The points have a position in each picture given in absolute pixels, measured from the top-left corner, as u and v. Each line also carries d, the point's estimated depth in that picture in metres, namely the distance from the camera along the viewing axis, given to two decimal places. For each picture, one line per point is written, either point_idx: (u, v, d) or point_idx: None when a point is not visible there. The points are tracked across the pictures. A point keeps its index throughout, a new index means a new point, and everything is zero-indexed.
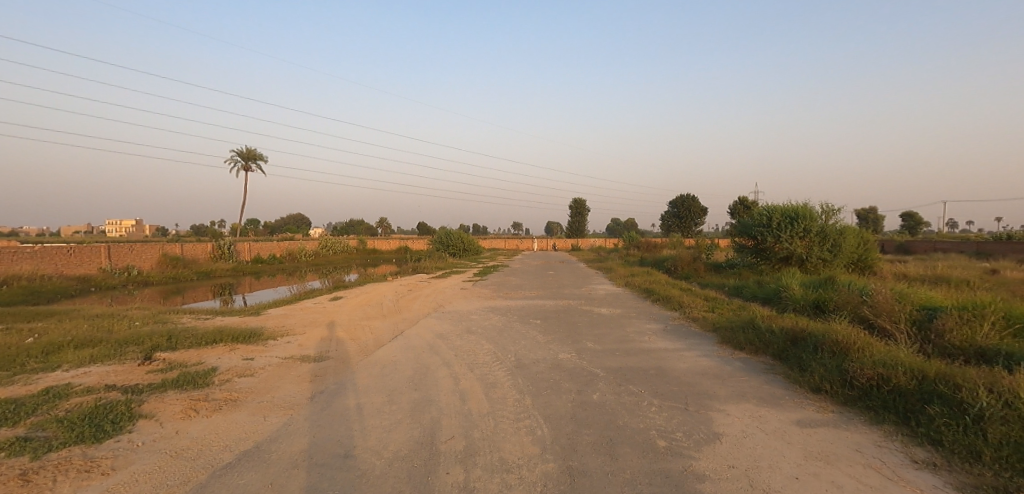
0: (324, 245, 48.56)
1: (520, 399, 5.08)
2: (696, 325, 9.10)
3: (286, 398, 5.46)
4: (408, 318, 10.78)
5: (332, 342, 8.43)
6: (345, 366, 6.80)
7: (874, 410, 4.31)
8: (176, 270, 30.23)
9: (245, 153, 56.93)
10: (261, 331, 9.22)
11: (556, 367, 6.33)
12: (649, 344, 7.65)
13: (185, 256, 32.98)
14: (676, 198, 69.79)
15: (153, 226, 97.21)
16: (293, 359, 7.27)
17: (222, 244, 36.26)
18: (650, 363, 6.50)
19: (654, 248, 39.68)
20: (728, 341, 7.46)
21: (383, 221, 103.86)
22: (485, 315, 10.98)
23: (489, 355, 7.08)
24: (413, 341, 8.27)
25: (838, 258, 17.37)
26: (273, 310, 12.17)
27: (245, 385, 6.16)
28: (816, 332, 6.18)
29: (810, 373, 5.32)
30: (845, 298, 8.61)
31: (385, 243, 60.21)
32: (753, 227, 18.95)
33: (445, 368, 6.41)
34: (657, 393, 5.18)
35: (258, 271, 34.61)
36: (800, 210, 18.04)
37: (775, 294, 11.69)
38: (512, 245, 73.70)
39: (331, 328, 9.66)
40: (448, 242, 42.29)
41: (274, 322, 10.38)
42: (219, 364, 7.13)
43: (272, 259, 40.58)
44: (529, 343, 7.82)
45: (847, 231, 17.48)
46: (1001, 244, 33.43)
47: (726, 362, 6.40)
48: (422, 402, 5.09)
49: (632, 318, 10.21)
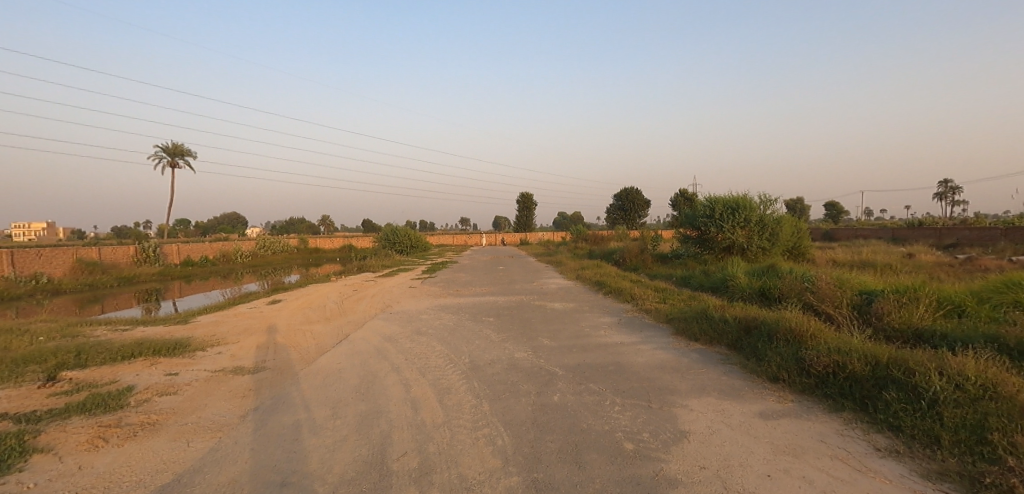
0: (264, 245, 45.70)
1: (477, 405, 4.71)
2: (651, 317, 9.14)
3: (214, 416, 4.73)
4: (355, 321, 10.09)
5: (268, 350, 7.65)
6: (283, 377, 6.13)
7: (834, 399, 4.38)
8: (93, 276, 27.17)
9: (173, 147, 52.14)
10: (186, 341, 8.22)
11: (513, 367, 6.02)
12: (605, 339, 7.53)
13: (103, 260, 29.72)
14: (621, 191, 72.22)
15: (67, 229, 87.64)
16: (224, 371, 6.47)
17: (147, 247, 33.08)
18: (608, 358, 6.34)
19: (603, 241, 40.48)
20: (683, 332, 7.49)
21: (330, 219, 99.61)
22: (438, 314, 10.49)
23: (442, 357, 6.64)
24: (360, 346, 7.68)
25: (776, 247, 18.35)
26: (203, 318, 11.00)
27: (168, 406, 5.03)
28: (769, 320, 6.29)
29: (766, 361, 5.37)
30: (788, 285, 8.94)
31: (330, 242, 57.56)
32: (698, 218, 19.62)
33: (395, 375, 5.92)
34: (619, 390, 4.99)
35: (190, 275, 31.84)
36: (741, 201, 18.83)
37: (723, 282, 12.07)
38: (465, 241, 73.15)
39: (268, 335, 8.81)
40: (396, 239, 41.15)
41: (202, 330, 9.34)
42: (138, 380, 5.98)
43: (206, 262, 37.53)
44: (484, 343, 7.47)
45: (783, 220, 18.48)
46: (910, 230, 36.92)
47: (682, 355, 6.37)
48: (369, 414, 4.61)
49: (586, 312, 10.12)
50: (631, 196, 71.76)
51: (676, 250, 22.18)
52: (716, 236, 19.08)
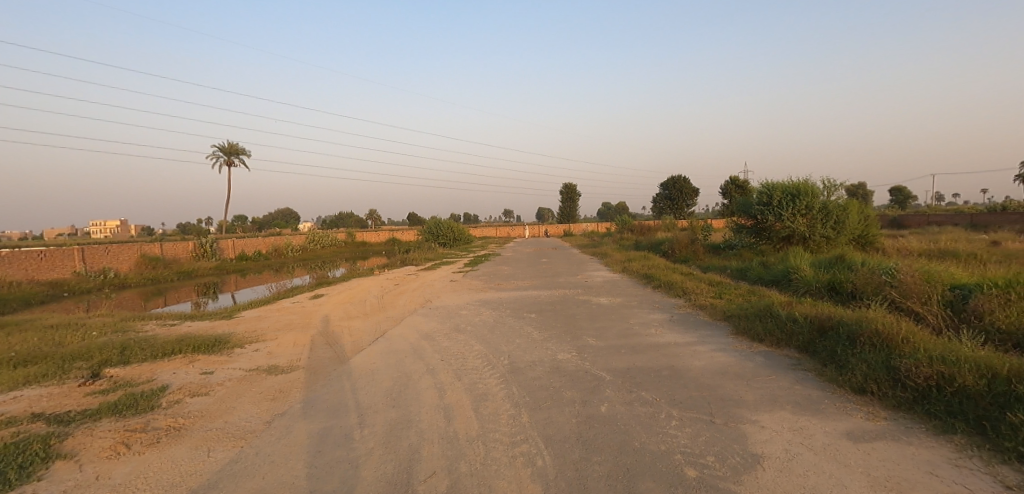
0: (312, 239, 47.44)
1: (515, 416, 4.28)
2: (705, 314, 8.39)
3: (240, 421, 4.63)
4: (393, 316, 9.93)
5: (305, 348, 7.58)
6: (316, 377, 5.97)
7: (937, 417, 3.57)
8: (156, 271, 29.01)
9: (227, 147, 55.12)
10: (228, 338, 8.33)
11: (555, 371, 5.55)
12: (656, 339, 6.89)
13: (166, 256, 31.75)
14: (667, 180, 69.38)
15: (138, 228, 95.39)
16: (258, 370, 6.42)
17: (205, 242, 35.05)
18: (662, 362, 5.74)
19: (649, 231, 39.03)
20: (744, 331, 6.76)
21: (372, 214, 102.46)
22: (477, 310, 10.14)
23: (479, 359, 6.27)
24: (395, 344, 7.46)
25: (841, 235, 16.75)
26: (248, 313, 11.23)
27: (195, 409, 5.04)
28: (849, 321, 5.47)
29: (850, 369, 4.59)
30: (866, 279, 7.93)
31: (373, 235, 59.09)
32: (753, 206, 18.32)
33: (429, 377, 5.60)
34: (675, 402, 4.41)
35: (244, 269, 33.44)
36: (801, 186, 17.37)
37: (784, 275, 11.03)
38: (503, 233, 73.06)
39: (307, 331, 8.79)
40: (437, 232, 41.43)
41: (246, 326, 9.48)
42: (174, 380, 6.05)
43: (258, 256, 39.35)
44: (524, 342, 7.04)
45: (850, 206, 16.87)
46: (996, 215, 33.15)
47: (746, 359, 5.66)
48: (399, 422, 4.29)
49: (633, 308, 9.48)
50: (679, 184, 68.40)
51: (727, 241, 20.87)
52: (773, 225, 17.73)
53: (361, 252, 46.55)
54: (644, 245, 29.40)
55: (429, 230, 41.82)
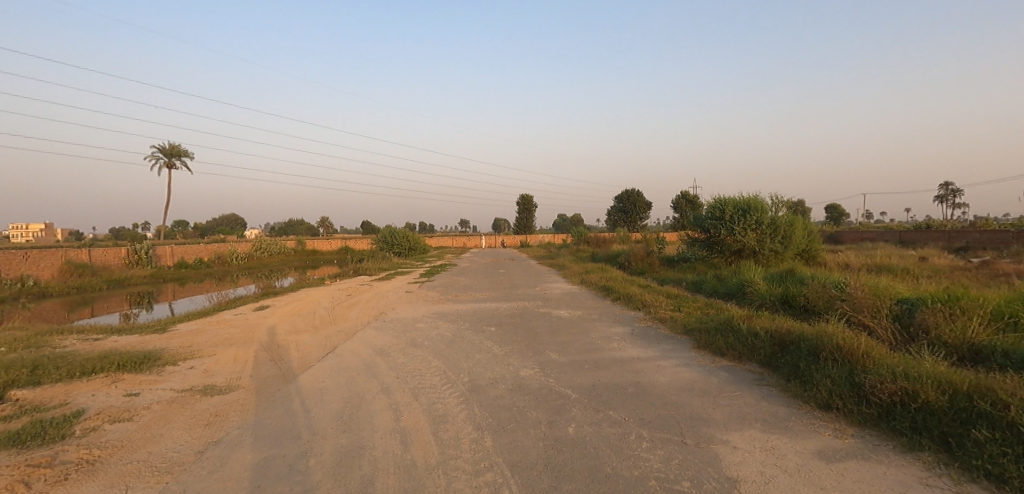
0: (261, 246, 44.95)
1: (479, 440, 3.97)
2: (666, 327, 8.42)
3: (168, 452, 3.99)
4: (345, 330, 9.34)
5: (246, 365, 6.90)
6: (257, 399, 5.38)
7: (903, 433, 3.62)
8: (81, 279, 26.33)
9: (170, 147, 51.59)
10: (157, 354, 7.47)
11: (519, 389, 5.29)
12: (619, 353, 6.79)
13: (93, 263, 28.92)
14: (622, 192, 71.23)
15: (65, 231, 87.25)
16: (191, 391, 5.73)
17: (140, 248, 32.31)
18: (626, 378, 5.61)
19: (607, 243, 39.76)
20: (707, 345, 6.78)
21: (328, 222, 98.88)
22: (435, 323, 9.73)
23: (438, 376, 5.91)
24: (347, 360, 6.94)
25: (788, 250, 17.64)
26: (183, 326, 10.23)
27: (115, 438, 4.31)
28: (809, 336, 5.58)
29: (815, 385, 4.64)
30: (818, 293, 8.24)
31: (327, 243, 56.79)
32: (707, 220, 18.96)
33: (384, 397, 5.19)
34: (644, 421, 4.26)
35: (183, 277, 31.01)
36: (752, 202, 18.18)
37: (739, 288, 11.37)
38: (464, 242, 72.44)
39: (249, 346, 8.06)
40: (394, 242, 40.38)
41: (180, 341, 8.58)
42: (90, 403, 5.27)
43: (200, 263, 36.68)
44: (485, 358, 6.74)
45: (796, 222, 17.81)
46: (917, 233, 36.24)
47: (709, 374, 5.63)
48: (352, 450, 3.88)
49: (595, 321, 9.40)
50: (634, 197, 70.41)
51: (682, 253, 21.51)
52: (726, 239, 18.41)
53: (314, 261, 44.54)
54: (602, 257, 29.85)
55: (386, 238, 40.66)
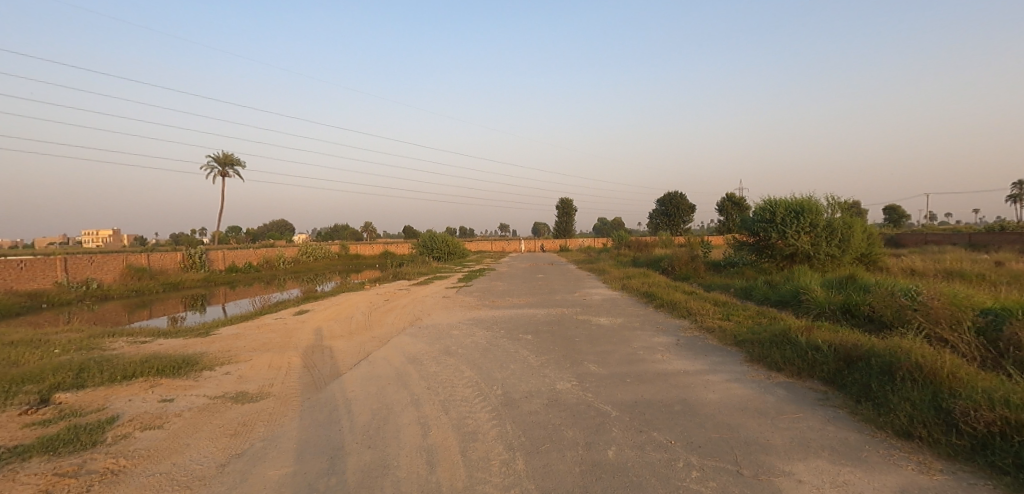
0: (304, 251, 46.67)
1: (507, 462, 3.66)
2: (713, 338, 7.83)
3: (191, 464, 3.93)
4: (379, 336, 9.28)
5: (279, 372, 6.91)
6: (286, 407, 5.32)
7: (1007, 471, 2.94)
8: (142, 282, 28.14)
9: (223, 158, 54.76)
10: (197, 358, 7.64)
11: (554, 404, 4.96)
12: (664, 366, 6.31)
13: (152, 267, 30.86)
14: (664, 195, 69.43)
15: (131, 238, 94.31)
16: (223, 398, 5.75)
17: (194, 253, 34.23)
18: (672, 394, 5.16)
19: (646, 248, 38.54)
20: (760, 358, 6.20)
21: (366, 227, 101.90)
22: (470, 330, 9.51)
23: (470, 388, 5.66)
24: (379, 368, 6.83)
25: (846, 254, 16.33)
26: (225, 330, 10.54)
27: (143, 447, 4.32)
28: (881, 353, 4.94)
29: (891, 409, 4.03)
30: (887, 303, 7.43)
31: (366, 248, 58.20)
32: (755, 222, 17.91)
33: (413, 410, 4.98)
34: (692, 446, 3.83)
35: (233, 281, 32.57)
36: (804, 203, 17.02)
37: (793, 296, 10.54)
38: (498, 247, 72.59)
39: (285, 352, 8.13)
40: (432, 246, 40.88)
41: (220, 345, 8.79)
42: (127, 408, 5.38)
43: (248, 267, 38.41)
44: (519, 368, 6.44)
45: (854, 223, 16.49)
46: (990, 235, 33.07)
47: (766, 392, 5.08)
48: (372, 468, 3.67)
49: (636, 330, 8.90)
50: (676, 200, 68.69)
51: (728, 258, 20.43)
52: (776, 243, 17.31)
53: (354, 266, 45.75)
54: (642, 262, 28.90)
55: (424, 244, 41.14)
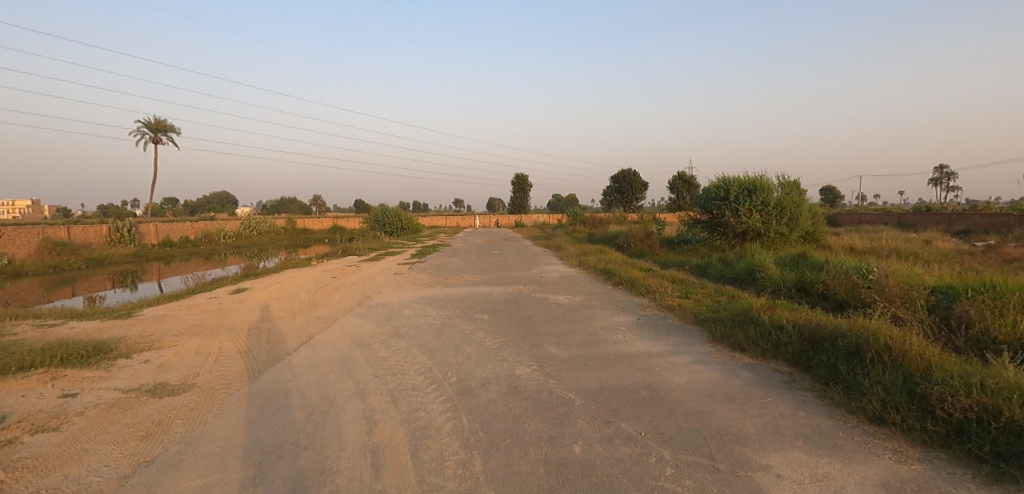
0: (250, 225, 43.78)
1: (465, 463, 3.25)
2: (674, 316, 7.74)
3: (83, 473, 3.09)
4: (325, 317, 8.57)
5: (207, 359, 6.14)
6: (211, 402, 4.63)
7: (986, 460, 2.86)
8: (59, 257, 25.22)
9: (154, 122, 49.63)
10: (111, 344, 6.67)
11: (514, 392, 4.58)
12: (626, 348, 6.10)
13: (71, 241, 27.72)
14: (619, 173, 70.36)
15: (51, 209, 85.30)
16: (137, 392, 4.95)
17: (121, 226, 31.06)
18: (637, 378, 4.93)
19: (602, 224, 38.87)
20: (723, 338, 6.11)
21: (321, 200, 97.52)
22: (423, 310, 8.98)
23: (422, 375, 5.20)
24: (322, 353, 6.21)
25: (794, 232, 16.94)
26: (149, 311, 9.42)
27: (28, 454, 3.49)
28: (846, 333, 4.91)
29: (862, 392, 3.98)
30: (841, 281, 7.60)
31: (316, 223, 55.28)
32: (710, 200, 18.19)
33: (358, 402, 4.46)
34: (663, 438, 3.58)
35: (168, 256, 29.96)
36: (757, 182, 17.42)
37: (748, 273, 10.71)
38: (457, 223, 71.43)
39: (216, 336, 7.30)
40: (386, 221, 39.35)
41: (142, 329, 7.78)
42: (12, 406, 4.48)
43: (185, 242, 35.43)
44: (476, 352, 6.03)
45: (802, 202, 17.08)
46: (916, 216, 35.71)
47: (730, 374, 4.96)
48: (311, 473, 3.13)
49: (595, 308, 8.72)
50: (631, 177, 69.63)
51: (682, 235, 20.84)
52: (729, 221, 17.74)
53: (304, 241, 43.44)
54: (599, 238, 29.12)
55: (377, 218, 39.50)
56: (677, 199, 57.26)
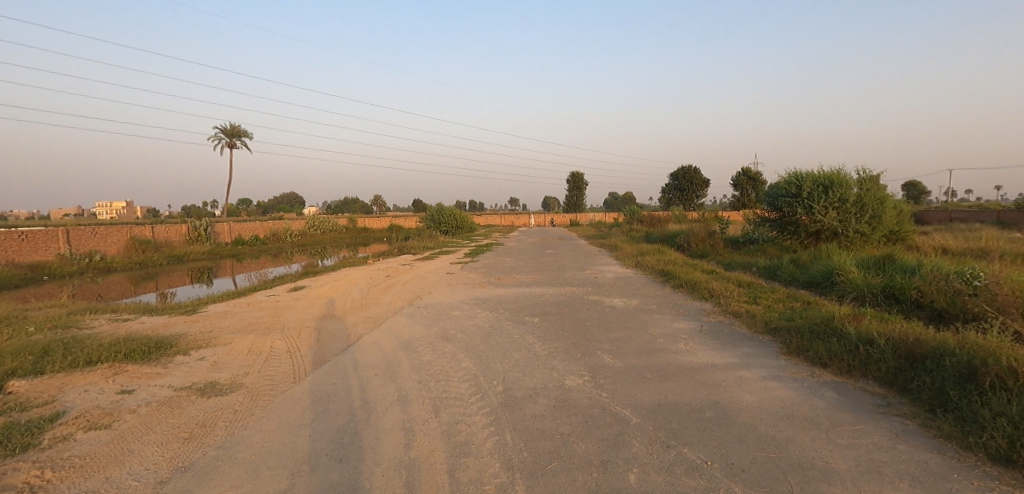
0: (312, 224, 46.29)
1: (504, 488, 2.94)
2: (740, 324, 7.05)
3: (123, 476, 3.12)
4: (374, 317, 8.64)
5: (258, 358, 6.30)
6: (255, 404, 4.66)
7: None
8: (146, 255, 27.82)
9: (230, 128, 53.71)
10: (172, 341, 7.05)
11: (563, 406, 4.23)
12: (688, 359, 5.55)
13: (156, 239, 30.51)
14: (677, 169, 67.43)
15: (143, 210, 95.05)
16: (188, 391, 5.12)
17: (199, 226, 33.79)
18: (701, 395, 4.40)
19: (658, 223, 37.30)
20: (800, 351, 5.41)
21: (377, 200, 101.55)
22: (471, 311, 8.81)
23: (466, 382, 4.97)
24: (367, 356, 6.17)
25: (877, 231, 15.19)
26: (213, 308, 9.97)
27: (80, 452, 3.62)
28: (955, 350, 4.08)
29: (980, 424, 3.16)
30: (940, 287, 6.55)
31: (374, 221, 57.40)
32: (779, 197, 16.83)
33: (397, 411, 4.29)
34: (733, 470, 3.08)
35: (238, 253, 32.23)
36: (834, 177, 15.83)
37: (826, 276, 9.65)
38: (507, 221, 71.66)
39: (269, 334, 7.52)
40: (439, 220, 40.06)
41: (203, 325, 8.22)
42: (77, 400, 4.76)
43: (254, 240, 38.00)
44: (523, 359, 5.72)
45: (888, 199, 15.29)
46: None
47: (812, 394, 4.30)
48: (340, 490, 2.94)
49: (653, 313, 8.15)
50: (689, 174, 66.56)
51: (748, 234, 19.44)
52: (802, 219, 16.28)
53: (360, 239, 45.28)
54: (654, 238, 27.97)
55: (431, 217, 40.49)
56: (739, 196, 54.09)
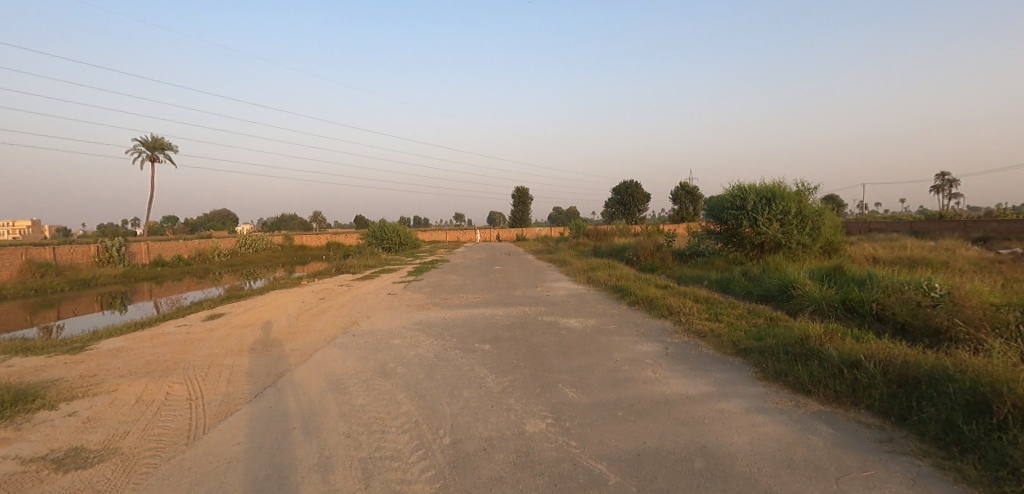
0: (245, 243, 42.85)
1: None
2: (708, 344, 6.64)
3: None
4: (302, 349, 7.47)
5: (148, 410, 5.04)
6: (125, 481, 3.49)
7: None
8: (42, 280, 24.13)
9: (152, 139, 49.06)
10: (36, 391, 5.57)
11: (527, 463, 3.45)
12: (660, 390, 4.97)
13: (57, 262, 26.69)
14: (619, 184, 69.58)
15: (52, 228, 85.23)
16: (37, 463, 3.84)
17: (111, 245, 30.05)
18: (684, 437, 3.81)
19: (605, 237, 37.82)
20: (779, 376, 4.99)
21: (320, 217, 97.16)
22: (416, 339, 7.85)
23: (408, 434, 4.07)
24: (287, 402, 5.09)
25: (817, 242, 15.79)
26: (105, 344, 8.30)
27: None
28: (953, 376, 3.76)
29: (1010, 467, 2.73)
30: (899, 299, 6.50)
31: (314, 238, 54.21)
32: (725, 210, 17.27)
33: (318, 481, 3.34)
34: None
35: (158, 276, 28.88)
36: (775, 190, 16.45)
37: (781, 289, 9.62)
38: (455, 236, 70.42)
39: (169, 377, 6.19)
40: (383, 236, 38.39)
41: (87, 367, 6.70)
42: None
43: (178, 261, 34.42)
44: (476, 399, 4.89)
45: (824, 211, 16.03)
46: (929, 223, 34.58)
47: (803, 429, 3.81)
48: None
49: (612, 335, 7.61)
50: (631, 188, 68.94)
51: (695, 247, 19.82)
52: (747, 231, 16.72)
53: (300, 258, 42.35)
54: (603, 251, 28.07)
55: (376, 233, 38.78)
56: (678, 209, 56.42)
